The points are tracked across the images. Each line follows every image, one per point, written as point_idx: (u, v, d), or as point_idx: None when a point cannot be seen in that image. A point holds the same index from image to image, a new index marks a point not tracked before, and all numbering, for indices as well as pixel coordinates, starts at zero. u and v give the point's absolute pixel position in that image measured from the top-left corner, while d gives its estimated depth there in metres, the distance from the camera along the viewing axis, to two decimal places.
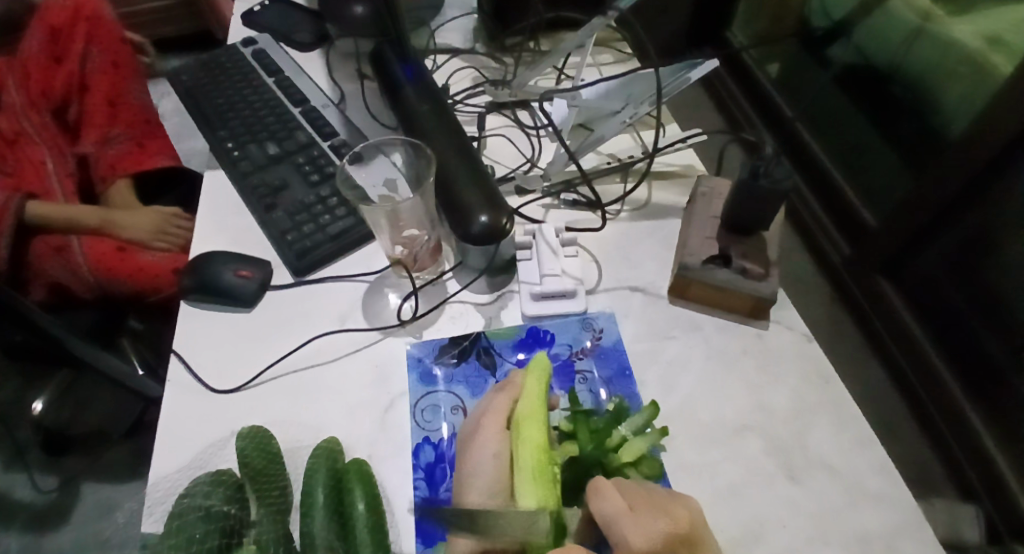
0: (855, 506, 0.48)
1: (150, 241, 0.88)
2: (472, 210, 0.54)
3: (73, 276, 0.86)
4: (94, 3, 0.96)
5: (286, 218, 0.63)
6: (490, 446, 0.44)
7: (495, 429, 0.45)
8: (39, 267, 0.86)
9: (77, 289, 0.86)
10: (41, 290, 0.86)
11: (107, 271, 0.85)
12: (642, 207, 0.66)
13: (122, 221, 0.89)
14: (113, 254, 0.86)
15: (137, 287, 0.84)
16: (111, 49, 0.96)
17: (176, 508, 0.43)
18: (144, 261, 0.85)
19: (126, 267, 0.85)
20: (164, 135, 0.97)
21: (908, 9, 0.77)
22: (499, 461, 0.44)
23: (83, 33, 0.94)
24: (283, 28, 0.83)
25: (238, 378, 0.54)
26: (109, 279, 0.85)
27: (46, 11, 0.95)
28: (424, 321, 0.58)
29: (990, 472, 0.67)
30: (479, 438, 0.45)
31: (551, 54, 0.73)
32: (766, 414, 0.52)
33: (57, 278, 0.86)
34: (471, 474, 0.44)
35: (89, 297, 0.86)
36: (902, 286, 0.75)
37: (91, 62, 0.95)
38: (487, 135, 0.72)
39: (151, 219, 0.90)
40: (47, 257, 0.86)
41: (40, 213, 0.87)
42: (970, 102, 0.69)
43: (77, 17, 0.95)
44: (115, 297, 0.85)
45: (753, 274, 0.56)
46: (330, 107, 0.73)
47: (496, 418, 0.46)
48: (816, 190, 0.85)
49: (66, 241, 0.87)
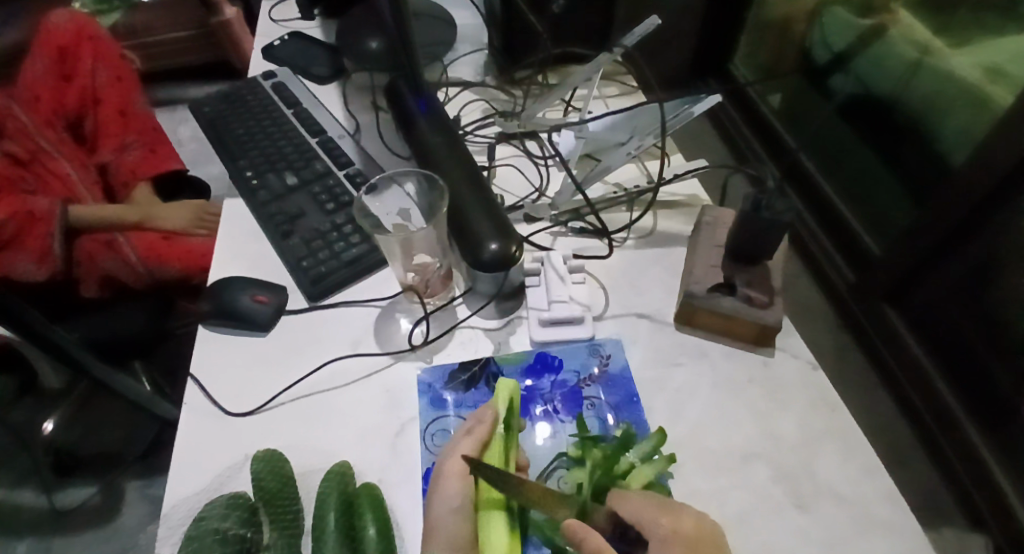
0: (863, 535, 0.48)
1: (189, 228, 0.92)
2: (482, 238, 0.56)
3: (123, 266, 0.89)
4: (94, 26, 1.00)
5: (302, 245, 0.64)
6: (451, 497, 0.45)
7: (459, 477, 0.46)
8: (91, 264, 0.90)
9: (126, 278, 0.89)
10: (94, 285, 0.90)
11: (157, 258, 0.88)
12: (648, 235, 0.68)
13: (160, 213, 0.92)
14: (160, 243, 0.89)
15: (187, 269, 0.88)
16: (114, 64, 0.99)
17: (193, 530, 0.45)
18: (191, 244, 0.90)
19: (175, 252, 0.89)
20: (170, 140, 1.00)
21: (904, 42, 0.78)
22: (460, 515, 0.44)
23: (90, 51, 0.98)
24: (301, 62, 0.86)
25: (253, 401, 0.55)
26: (159, 266, 0.88)
27: (50, 34, 0.98)
28: (434, 346, 0.59)
29: (998, 503, 0.68)
30: (442, 487, 0.46)
31: (560, 88, 0.76)
32: (774, 442, 0.53)
33: (106, 271, 0.89)
34: (433, 528, 0.44)
35: (140, 286, 0.89)
36: (905, 313, 0.76)
37: (100, 78, 0.98)
38: (497, 164, 0.74)
39: (186, 208, 0.94)
40: (98, 253, 0.89)
41: (83, 215, 0.90)
42: (965, 137, 0.71)
43: (81, 37, 0.98)
44: (165, 281, 0.89)
45: (758, 302, 0.57)
46: (346, 138, 0.75)
47: (458, 464, 0.46)
48: (820, 220, 0.86)
49: (112, 237, 0.90)
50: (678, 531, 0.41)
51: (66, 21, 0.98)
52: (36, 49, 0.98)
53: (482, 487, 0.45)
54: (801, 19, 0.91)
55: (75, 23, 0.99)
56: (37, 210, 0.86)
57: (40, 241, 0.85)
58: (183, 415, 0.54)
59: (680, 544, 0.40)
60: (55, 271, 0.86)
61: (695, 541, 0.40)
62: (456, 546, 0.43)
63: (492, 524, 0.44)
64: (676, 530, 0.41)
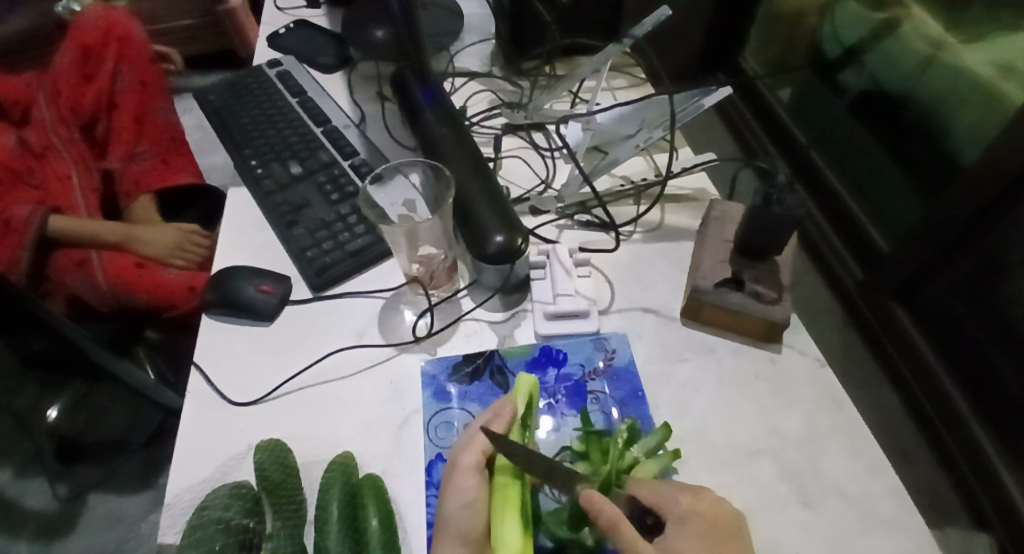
0: (868, 534, 0.48)
1: (168, 258, 0.90)
2: (488, 230, 0.55)
3: (91, 288, 0.87)
4: (126, 25, 0.99)
5: (307, 235, 0.64)
6: (465, 490, 0.44)
7: (474, 471, 0.45)
8: (61, 280, 0.89)
9: (93, 301, 0.88)
10: (62, 302, 0.89)
11: (125, 285, 0.86)
12: (655, 229, 0.67)
13: (143, 237, 0.90)
14: (132, 269, 0.87)
15: (154, 302, 0.85)
16: (139, 68, 0.99)
17: (196, 519, 0.45)
18: (162, 277, 0.86)
19: (144, 282, 0.86)
20: (187, 151, 1.00)
21: (918, 37, 0.77)
22: (472, 509, 0.44)
23: (114, 53, 0.97)
24: (307, 51, 0.85)
25: (256, 391, 0.55)
26: (126, 294, 0.86)
27: (79, 30, 0.98)
28: (439, 338, 0.58)
29: (1005, 502, 0.67)
30: (455, 480, 0.45)
31: (568, 79, 0.75)
32: (779, 439, 0.52)
33: (75, 291, 0.89)
34: (445, 520, 0.44)
35: (106, 310, 0.87)
36: (915, 312, 0.75)
37: (120, 82, 0.97)
38: (503, 156, 0.74)
39: (169, 236, 0.91)
40: (69, 270, 0.89)
41: (61, 227, 0.90)
42: (980, 134, 0.69)
43: (109, 38, 0.98)
44: (131, 309, 0.87)
45: (765, 298, 0.56)
46: (351, 127, 0.74)
47: (473, 457, 0.46)
48: (828, 215, 0.86)
49: (87, 255, 0.89)
50: (699, 511, 0.42)
51: (96, 19, 0.98)
52: (65, 44, 0.98)
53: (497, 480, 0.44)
54: (813, 12, 0.88)
55: (105, 21, 0.98)
56: (15, 219, 0.87)
57: (12, 252, 0.87)
58: (186, 403, 0.54)
59: (701, 524, 0.42)
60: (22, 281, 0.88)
61: (717, 522, 0.42)
62: (466, 541, 0.43)
63: (505, 520, 0.41)
64: (698, 510, 0.42)
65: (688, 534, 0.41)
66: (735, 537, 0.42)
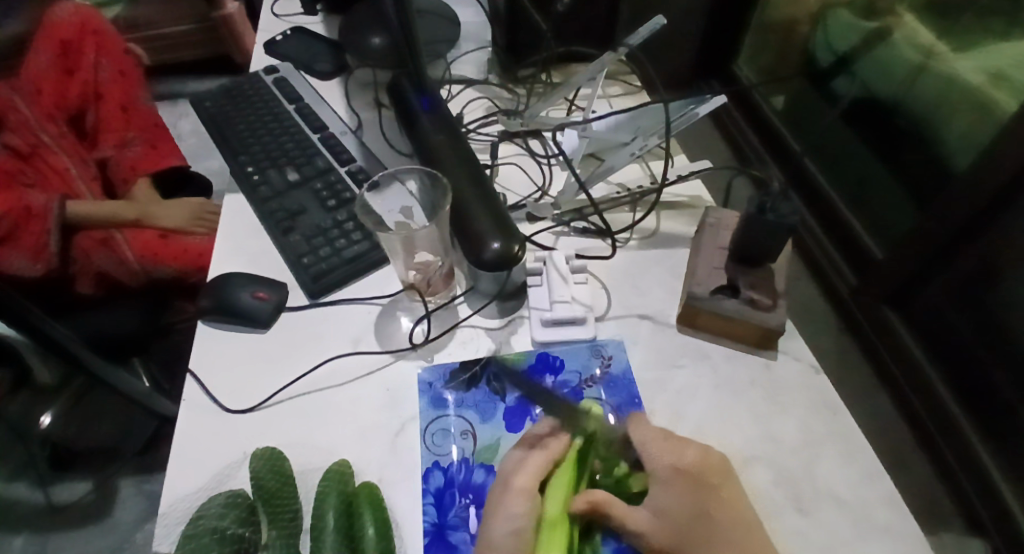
0: (862, 539, 0.48)
1: (187, 228, 0.92)
2: (486, 237, 0.55)
3: (118, 265, 0.88)
4: (98, 19, 1.00)
5: (303, 242, 0.64)
6: (513, 517, 0.44)
7: (526, 493, 0.45)
8: (84, 260, 0.88)
9: (122, 277, 0.88)
10: (88, 282, 0.88)
11: (153, 257, 0.88)
12: (650, 236, 0.68)
13: (157, 211, 0.91)
14: (156, 242, 0.88)
15: (182, 271, 0.88)
16: (117, 59, 1.00)
17: (190, 529, 0.45)
18: (187, 244, 0.89)
19: (171, 251, 0.88)
20: (171, 137, 1.01)
21: (909, 46, 0.77)
22: (519, 538, 0.43)
23: (93, 45, 0.98)
24: (303, 58, 0.85)
25: (251, 398, 0.55)
26: (155, 266, 0.88)
27: (51, 27, 0.96)
28: (435, 345, 0.58)
29: (998, 507, 0.68)
30: (505, 504, 0.45)
31: (564, 87, 0.75)
32: (775, 445, 0.53)
33: (101, 270, 0.88)
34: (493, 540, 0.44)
35: (136, 286, 0.88)
36: (907, 317, 0.76)
37: (102, 73, 0.98)
38: (499, 163, 0.74)
39: (185, 208, 0.93)
40: (93, 250, 0.88)
41: (80, 211, 0.88)
42: (972, 140, 0.70)
43: (85, 31, 0.98)
44: (161, 281, 0.88)
45: (760, 304, 0.57)
46: (348, 134, 0.75)
47: (525, 481, 0.46)
48: (821, 221, 0.86)
49: (109, 233, 0.89)
50: (678, 468, 0.48)
51: (69, 14, 0.97)
52: (37, 42, 0.96)
53: (548, 515, 0.44)
54: (805, 22, 0.91)
55: (78, 16, 0.98)
56: (35, 206, 0.84)
57: (35, 238, 0.83)
58: (180, 409, 0.54)
59: (680, 479, 0.47)
60: (50, 268, 0.84)
61: (694, 472, 0.47)
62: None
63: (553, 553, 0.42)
64: (676, 466, 0.48)
65: (669, 491, 0.47)
66: (720, 481, 0.47)
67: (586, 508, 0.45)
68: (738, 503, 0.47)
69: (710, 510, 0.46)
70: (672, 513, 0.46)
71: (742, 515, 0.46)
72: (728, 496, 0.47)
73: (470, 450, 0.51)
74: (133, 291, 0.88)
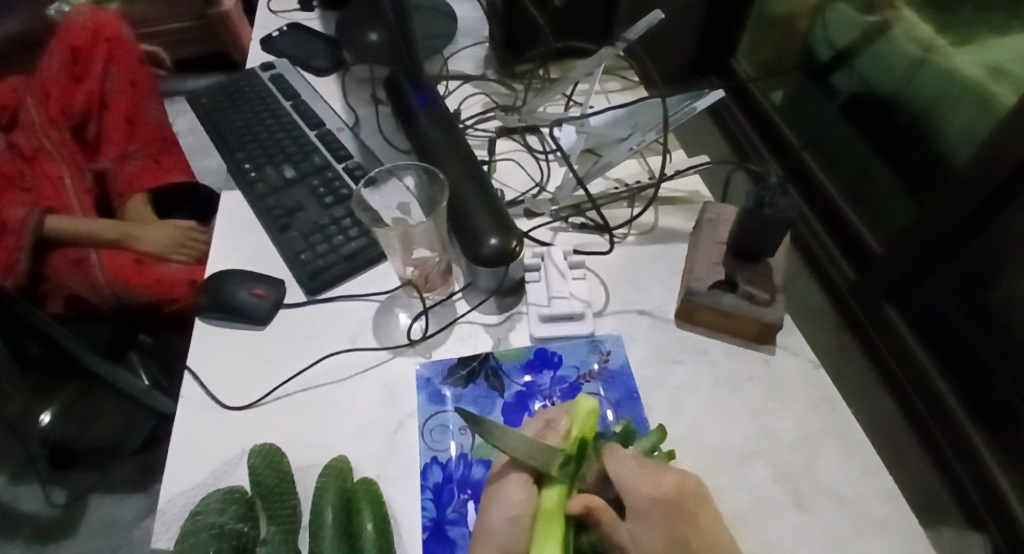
0: (861, 534, 0.48)
1: (167, 254, 0.90)
2: (483, 233, 0.55)
3: (89, 287, 0.88)
4: (114, 26, 0.99)
5: (301, 238, 0.64)
6: (512, 503, 0.43)
7: (523, 483, 0.44)
8: (57, 279, 0.89)
9: (92, 300, 0.88)
10: (60, 301, 0.89)
11: (123, 282, 0.86)
12: (649, 231, 0.68)
13: (141, 235, 0.90)
14: (131, 267, 0.87)
15: (153, 299, 0.85)
16: (129, 69, 0.99)
17: (189, 524, 0.45)
18: (163, 273, 0.86)
19: (144, 279, 0.86)
20: (178, 150, 1.00)
21: (907, 39, 0.77)
22: (517, 524, 0.42)
23: (104, 54, 0.97)
24: (301, 54, 0.85)
25: (251, 395, 0.55)
26: (125, 290, 0.86)
27: (67, 32, 0.98)
28: (434, 342, 0.58)
29: (996, 502, 0.68)
30: (503, 491, 0.44)
31: (562, 82, 0.74)
32: (772, 440, 0.53)
33: (73, 289, 0.89)
34: (491, 528, 0.43)
35: (103, 308, 0.87)
36: (906, 312, 0.76)
37: (110, 83, 0.98)
38: (497, 159, 0.74)
39: (168, 232, 0.91)
40: (66, 269, 0.88)
41: (59, 227, 0.89)
42: (971, 136, 0.70)
43: (98, 38, 0.98)
44: (130, 308, 0.88)
45: (759, 299, 0.57)
46: (345, 131, 0.74)
47: (524, 470, 0.45)
48: (819, 216, 0.87)
49: (84, 253, 0.89)
50: (659, 497, 0.43)
51: (84, 19, 0.97)
52: (53, 46, 0.98)
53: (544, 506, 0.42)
54: (805, 16, 0.90)
55: (93, 21, 0.98)
56: (11, 221, 0.85)
57: (7, 253, 0.84)
58: (179, 407, 0.54)
59: (657, 510, 0.42)
60: (20, 282, 0.86)
61: (673, 502, 0.43)
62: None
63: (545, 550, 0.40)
64: (655, 497, 0.43)
65: (649, 526, 0.42)
66: (697, 507, 0.44)
67: (581, 511, 0.41)
68: (714, 533, 0.43)
69: (688, 539, 0.42)
70: (650, 547, 0.41)
71: (718, 544, 0.43)
72: (705, 526, 0.43)
73: (469, 446, 0.51)
74: (100, 312, 0.87)
